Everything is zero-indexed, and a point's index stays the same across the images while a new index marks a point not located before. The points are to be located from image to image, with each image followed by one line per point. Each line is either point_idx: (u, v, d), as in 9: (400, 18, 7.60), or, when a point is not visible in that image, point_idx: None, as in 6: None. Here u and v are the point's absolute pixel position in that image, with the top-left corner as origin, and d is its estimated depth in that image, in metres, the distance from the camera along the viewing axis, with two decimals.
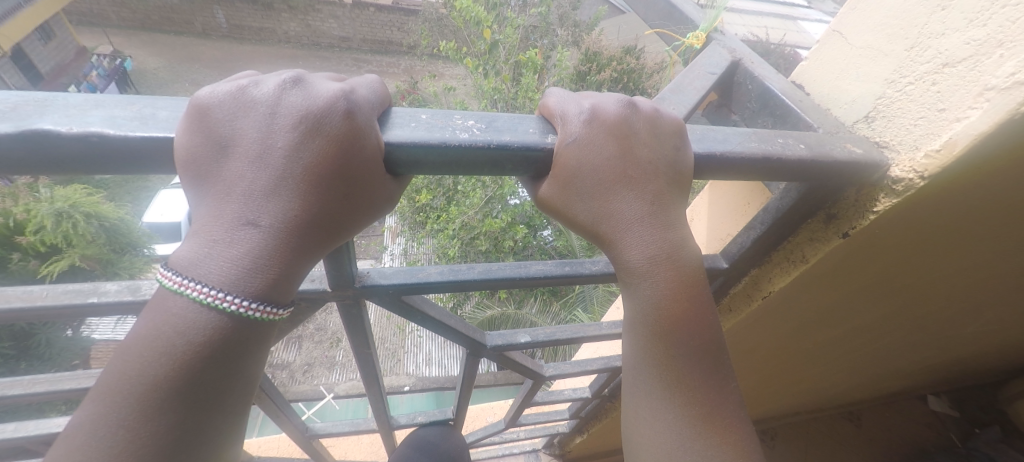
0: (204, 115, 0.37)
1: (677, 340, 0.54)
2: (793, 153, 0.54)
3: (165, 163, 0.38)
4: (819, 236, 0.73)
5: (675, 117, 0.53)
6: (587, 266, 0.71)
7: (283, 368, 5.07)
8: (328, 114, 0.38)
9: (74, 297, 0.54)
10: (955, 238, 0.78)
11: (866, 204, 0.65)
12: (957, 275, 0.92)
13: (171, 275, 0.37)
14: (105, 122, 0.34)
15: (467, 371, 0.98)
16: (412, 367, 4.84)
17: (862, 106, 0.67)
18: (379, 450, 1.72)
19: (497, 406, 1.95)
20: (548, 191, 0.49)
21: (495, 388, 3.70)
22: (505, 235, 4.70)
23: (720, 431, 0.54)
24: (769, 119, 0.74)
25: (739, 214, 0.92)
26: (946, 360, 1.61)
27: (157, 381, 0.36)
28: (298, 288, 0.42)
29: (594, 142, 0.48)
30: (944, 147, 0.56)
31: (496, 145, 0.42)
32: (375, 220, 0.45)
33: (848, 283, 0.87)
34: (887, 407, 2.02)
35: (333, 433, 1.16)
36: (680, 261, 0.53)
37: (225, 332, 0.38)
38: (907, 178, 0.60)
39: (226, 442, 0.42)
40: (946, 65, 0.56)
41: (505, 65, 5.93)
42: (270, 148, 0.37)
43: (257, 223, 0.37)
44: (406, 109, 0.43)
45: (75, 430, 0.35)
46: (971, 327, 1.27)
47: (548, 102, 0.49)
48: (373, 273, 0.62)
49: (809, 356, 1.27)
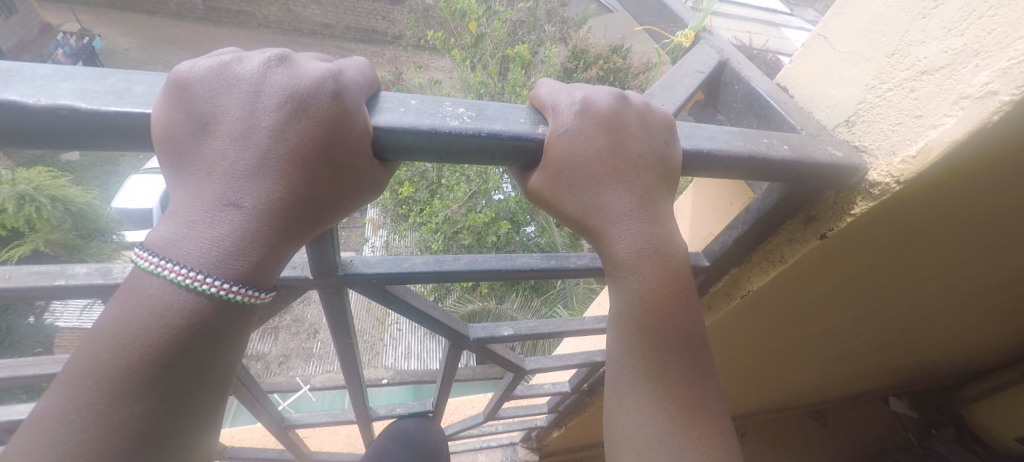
0: (184, 90, 0.36)
1: (661, 334, 0.55)
2: (778, 154, 0.55)
3: (141, 140, 0.36)
4: (798, 237, 0.75)
5: (665, 113, 0.53)
6: (572, 261, 0.72)
7: (258, 360, 4.97)
8: (315, 94, 0.37)
9: (40, 278, 0.51)
10: (925, 242, 0.81)
11: (844, 207, 0.67)
12: (923, 280, 0.96)
13: (146, 255, 0.35)
14: (76, 95, 0.33)
15: (448, 364, 0.98)
16: (391, 360, 4.80)
17: (843, 110, 0.69)
18: (356, 442, 1.70)
19: (476, 400, 1.95)
20: (538, 182, 0.49)
21: (474, 383, 3.71)
22: (488, 230, 4.70)
23: (700, 423, 0.55)
24: (753, 119, 0.76)
25: (721, 213, 0.94)
26: (910, 362, 1.68)
27: (131, 365, 0.35)
28: (280, 273, 0.40)
29: (585, 134, 0.48)
30: (920, 153, 0.58)
31: (488, 134, 0.42)
32: (361, 206, 0.44)
33: (823, 284, 0.90)
34: (852, 408, 2.12)
35: (310, 424, 1.14)
36: (666, 256, 0.54)
37: (205, 315, 0.36)
38: (883, 182, 0.62)
39: (203, 430, 0.40)
40: (925, 73, 0.58)
41: (492, 59, 5.89)
42: (254, 128, 0.36)
43: (240, 204, 0.36)
44: (396, 94, 0.42)
45: (39, 416, 0.34)
46: (935, 330, 1.33)
47: (540, 92, 0.49)
48: (357, 261, 0.60)
49: (783, 354, 1.31)
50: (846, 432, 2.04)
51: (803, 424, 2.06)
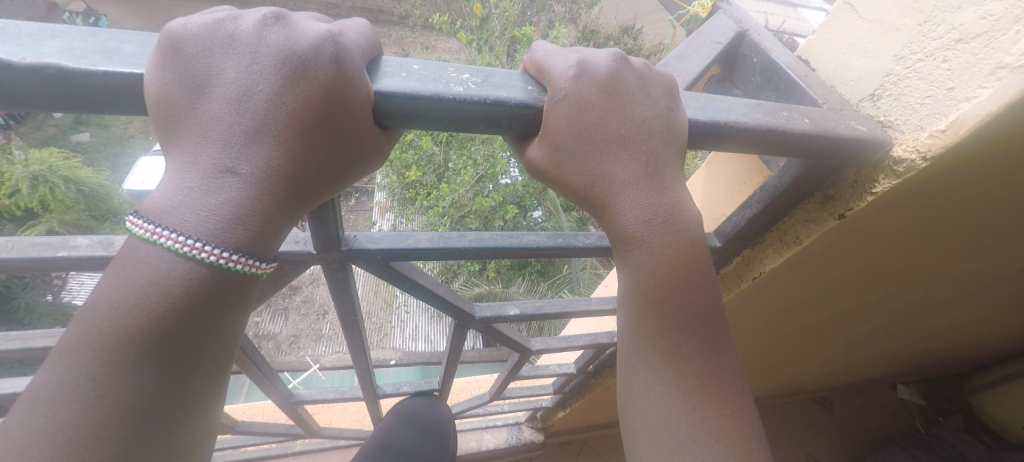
0: (177, 49, 0.34)
1: (673, 311, 0.53)
2: (797, 127, 0.53)
3: (133, 104, 0.35)
4: (814, 217, 0.72)
5: (668, 77, 0.51)
6: (580, 239, 0.70)
7: (270, 340, 5.07)
8: (314, 56, 0.35)
9: (42, 250, 0.50)
10: (946, 226, 0.78)
11: (866, 185, 0.64)
12: (940, 266, 0.94)
13: (142, 223, 0.34)
14: (63, 53, 0.31)
15: (454, 343, 0.97)
16: (399, 341, 4.89)
17: (869, 83, 0.66)
18: (364, 418, 1.73)
19: (482, 380, 1.96)
20: (537, 154, 0.47)
21: (480, 365, 3.76)
22: (495, 214, 4.69)
23: (718, 402, 0.54)
24: (772, 93, 0.73)
25: (736, 192, 0.92)
26: (920, 350, 1.66)
27: (128, 335, 0.34)
28: (280, 244, 0.40)
29: (586, 100, 0.46)
30: (950, 128, 0.55)
31: (493, 101, 0.40)
32: (362, 177, 0.42)
33: (837, 267, 0.88)
34: (860, 395, 2.12)
35: (318, 400, 1.15)
36: (677, 228, 0.52)
37: (205, 284, 0.36)
38: (909, 159, 0.59)
39: (209, 402, 0.40)
40: (959, 42, 0.55)
41: (499, 41, 5.80)
42: (251, 92, 0.34)
43: (238, 171, 0.35)
44: (397, 58, 0.40)
45: (38, 385, 0.33)
46: (949, 317, 1.30)
47: (535, 56, 0.47)
48: (360, 236, 0.59)
49: (792, 339, 1.29)
50: (853, 418, 2.04)
51: (809, 409, 2.06)
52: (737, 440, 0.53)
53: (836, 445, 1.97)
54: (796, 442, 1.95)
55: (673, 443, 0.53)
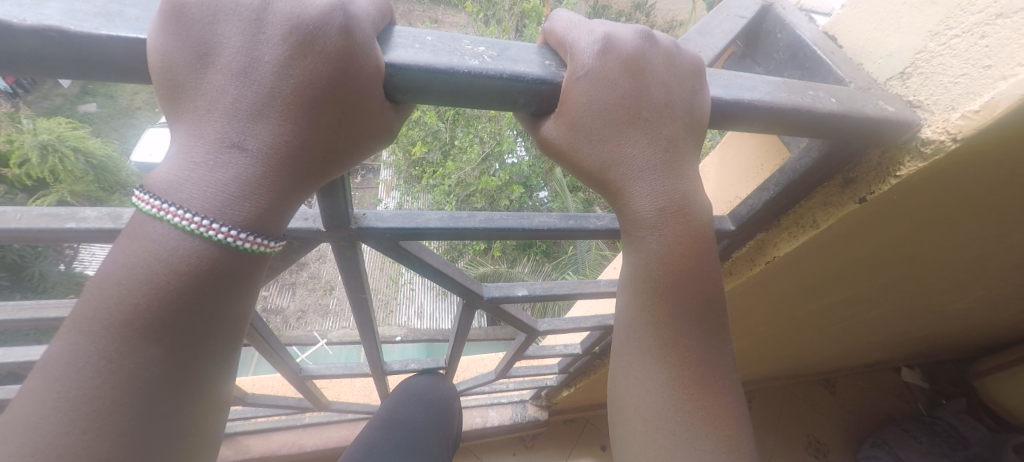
0: (181, 15, 0.33)
1: (677, 297, 0.53)
2: (824, 107, 0.50)
3: (138, 72, 0.34)
4: (834, 201, 0.70)
5: (695, 56, 0.49)
6: (592, 221, 0.68)
7: (278, 314, 5.17)
8: (323, 27, 0.33)
9: (51, 221, 0.49)
10: (967, 210, 0.76)
11: (889, 167, 0.62)
12: (957, 249, 0.91)
13: (149, 198, 0.34)
14: (64, 15, 0.30)
15: (461, 323, 0.97)
16: (404, 318, 4.96)
17: (898, 61, 0.63)
18: (372, 393, 1.77)
19: (487, 358, 1.99)
20: (553, 131, 0.45)
21: (484, 344, 3.81)
22: (501, 194, 4.67)
23: (710, 394, 0.54)
24: (795, 71, 0.70)
25: (753, 173, 0.89)
26: (928, 334, 1.65)
27: (140, 311, 0.34)
28: (287, 223, 0.39)
29: (607, 78, 0.44)
30: (984, 108, 0.52)
31: (510, 76, 0.38)
32: (369, 156, 0.41)
33: (850, 252, 0.86)
34: (862, 377, 2.13)
35: (326, 375, 1.16)
36: (689, 215, 0.51)
37: (213, 262, 0.35)
38: (937, 140, 0.56)
39: (221, 378, 0.40)
40: (999, 16, 0.52)
41: (507, 16, 5.78)
42: (256, 62, 0.33)
43: (244, 146, 0.34)
44: (410, 29, 0.38)
45: (50, 359, 0.33)
46: (962, 301, 1.28)
47: (555, 29, 0.45)
48: (369, 215, 0.58)
49: (800, 322, 1.29)
50: (856, 399, 2.06)
51: (812, 390, 2.08)
52: (726, 430, 0.54)
53: (836, 426, 1.99)
54: (795, 422, 1.98)
55: (662, 431, 0.54)
